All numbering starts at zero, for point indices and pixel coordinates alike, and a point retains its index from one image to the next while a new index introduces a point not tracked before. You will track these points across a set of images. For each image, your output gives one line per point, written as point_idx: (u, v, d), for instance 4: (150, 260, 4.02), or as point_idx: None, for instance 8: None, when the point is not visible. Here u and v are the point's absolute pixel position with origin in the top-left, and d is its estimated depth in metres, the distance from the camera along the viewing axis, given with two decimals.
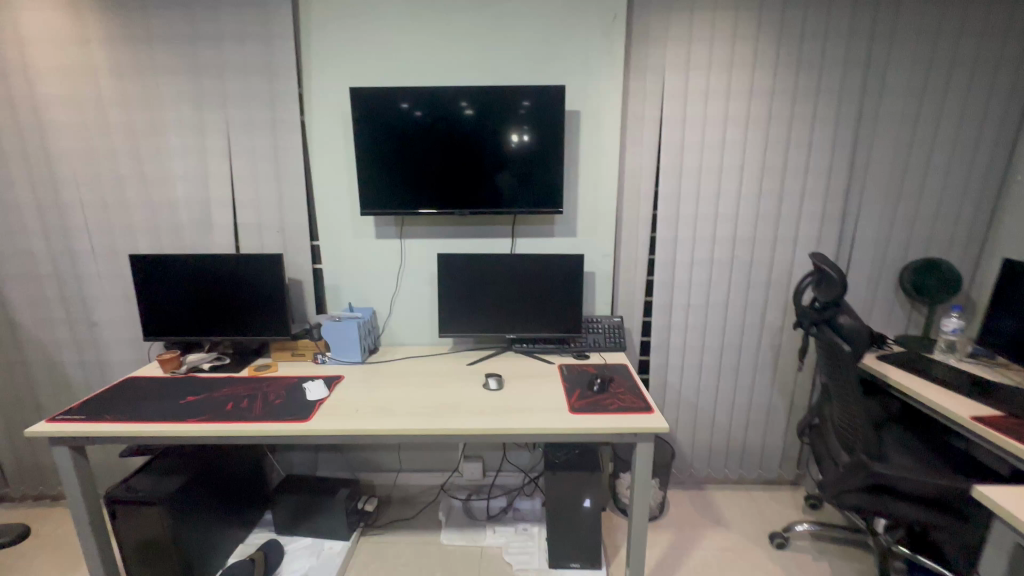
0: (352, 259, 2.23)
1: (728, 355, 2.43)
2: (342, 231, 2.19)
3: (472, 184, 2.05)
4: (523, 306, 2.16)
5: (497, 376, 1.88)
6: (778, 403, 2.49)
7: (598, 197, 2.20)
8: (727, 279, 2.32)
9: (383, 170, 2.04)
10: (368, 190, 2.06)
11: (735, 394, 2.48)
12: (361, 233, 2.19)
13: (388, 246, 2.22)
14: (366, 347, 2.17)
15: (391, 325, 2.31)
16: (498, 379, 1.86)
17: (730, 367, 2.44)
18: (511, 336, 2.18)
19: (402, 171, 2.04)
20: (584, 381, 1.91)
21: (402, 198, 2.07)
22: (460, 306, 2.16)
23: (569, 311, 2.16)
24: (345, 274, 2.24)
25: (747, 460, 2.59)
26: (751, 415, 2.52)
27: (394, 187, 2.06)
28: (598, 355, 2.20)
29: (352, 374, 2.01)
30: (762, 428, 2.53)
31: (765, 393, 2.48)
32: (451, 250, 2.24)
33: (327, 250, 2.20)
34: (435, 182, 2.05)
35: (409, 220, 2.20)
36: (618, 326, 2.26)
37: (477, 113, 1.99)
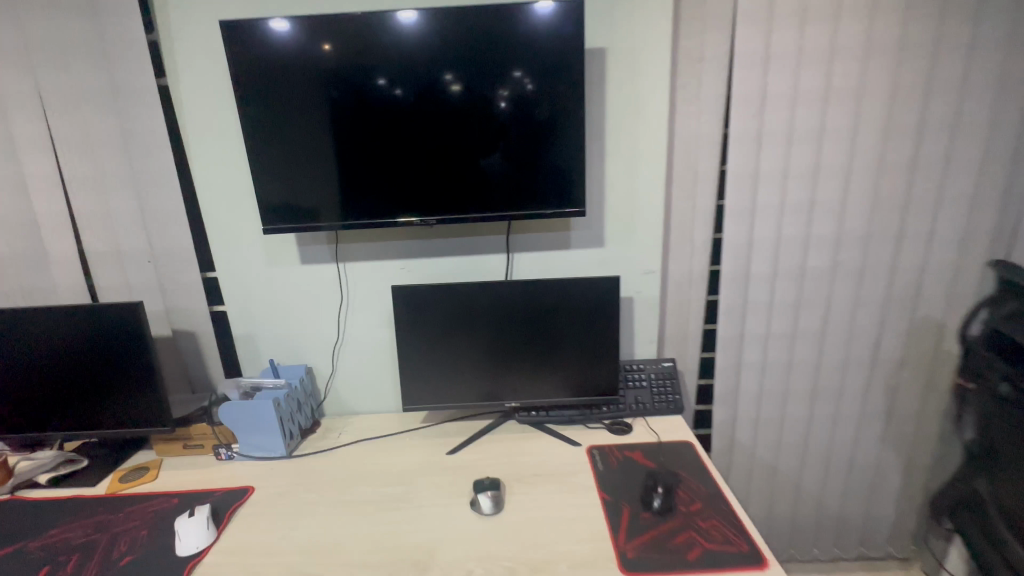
0: (272, 297, 1.50)
1: (824, 405, 1.69)
2: (250, 257, 1.45)
3: (441, 179, 1.32)
4: (532, 358, 1.43)
5: (493, 488, 1.16)
6: (892, 466, 1.76)
7: (638, 185, 1.45)
8: (827, 297, 1.57)
9: (299, 163, 1.30)
10: (280, 195, 1.32)
11: (833, 456, 1.76)
12: (277, 258, 1.46)
13: (320, 276, 1.49)
14: (297, 430, 1.44)
15: (336, 388, 1.59)
16: (494, 494, 1.15)
17: (827, 420, 1.71)
18: (515, 403, 1.46)
19: (331, 163, 1.30)
20: (634, 487, 1.19)
21: (334, 206, 1.32)
22: (435, 362, 1.44)
23: (601, 363, 1.43)
24: (263, 319, 1.52)
25: (847, 540, 1.87)
26: (853, 480, 1.79)
27: (320, 188, 1.31)
28: (645, 423, 1.47)
29: (269, 485, 1.29)
30: (869, 497, 1.81)
31: (874, 450, 1.75)
32: (418, 278, 1.50)
33: (232, 286, 1.47)
34: (401, 177, 1.31)
35: (348, 235, 1.45)
36: (670, 376, 1.53)
37: (469, 68, 1.24)
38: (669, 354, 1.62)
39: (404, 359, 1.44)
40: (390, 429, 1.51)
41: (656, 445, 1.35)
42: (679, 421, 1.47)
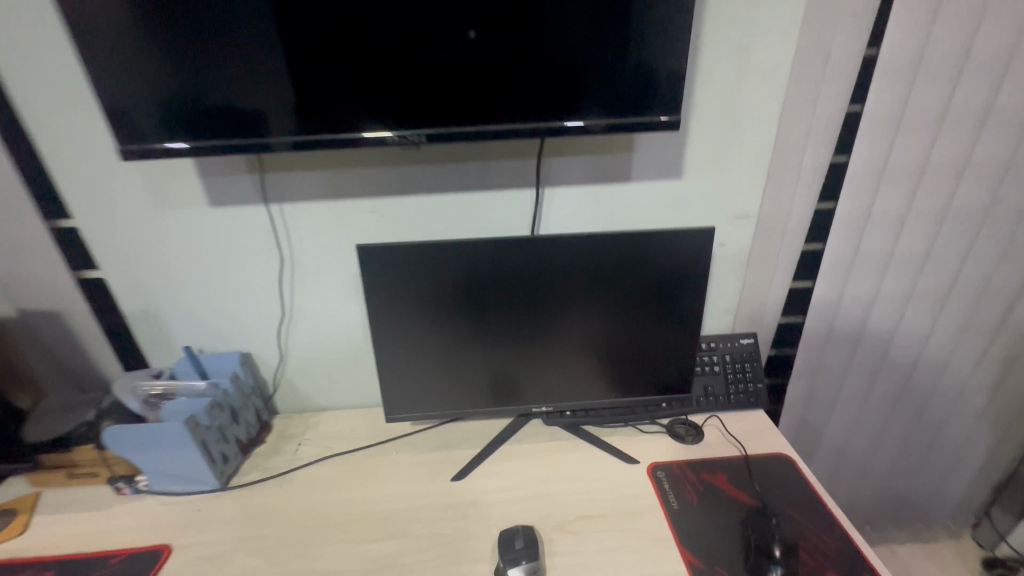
0: (177, 259, 0.99)
1: (923, 380, 1.34)
2: (133, 195, 0.92)
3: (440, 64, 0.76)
4: (572, 345, 1.01)
5: (528, 558, 0.79)
6: (980, 443, 1.48)
7: (738, 80, 0.93)
8: (967, 248, 1.15)
9: (167, 25, 0.70)
10: (153, 88, 0.73)
11: (915, 438, 1.45)
12: (175, 200, 0.94)
13: (247, 228, 0.98)
14: (234, 451, 1.02)
15: (291, 380, 1.15)
16: (530, 568, 0.78)
17: (920, 398, 1.38)
18: (544, 403, 1.05)
19: (245, 32, 0.72)
20: (731, 543, 0.84)
21: (258, 111, 0.77)
22: (429, 354, 0.99)
23: (670, 349, 1.02)
24: (168, 291, 1.02)
25: (903, 518, 1.65)
26: (932, 459, 1.51)
27: (228, 79, 0.74)
28: (719, 423, 1.09)
29: (196, 543, 0.89)
30: (942, 476, 1.55)
31: (965, 428, 1.45)
32: (397, 228, 1.00)
33: (110, 245, 0.96)
34: (354, 65, 0.75)
35: (286, 164, 0.93)
36: (750, 359, 1.13)
37: None
38: (743, 325, 1.21)
39: (383, 350, 0.98)
40: (369, 438, 1.10)
41: (742, 464, 0.99)
42: (762, 421, 1.09)
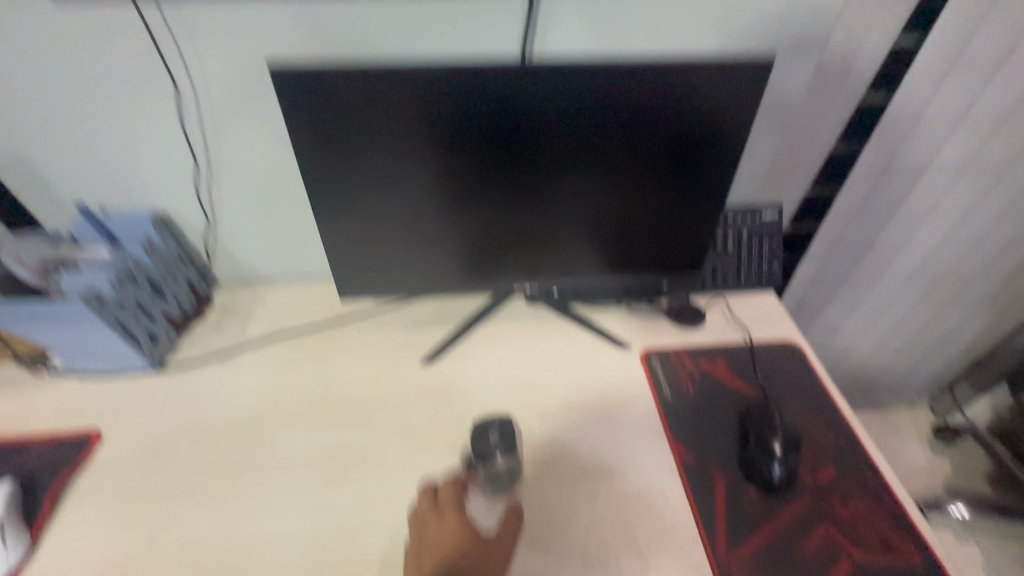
0: (43, 81, 0.74)
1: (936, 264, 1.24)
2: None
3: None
4: (567, 213, 0.83)
5: (502, 453, 0.68)
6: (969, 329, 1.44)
7: None
8: None
9: None
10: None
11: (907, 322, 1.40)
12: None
13: (128, 39, 0.71)
14: (164, 328, 0.88)
15: (228, 248, 0.97)
16: (505, 463, 0.68)
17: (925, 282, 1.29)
18: (528, 281, 0.90)
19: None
20: (726, 436, 0.77)
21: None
22: (389, 221, 0.81)
23: (683, 222, 0.86)
24: (43, 128, 0.79)
25: (873, 395, 1.68)
26: (926, 341, 1.47)
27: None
28: (724, 307, 0.97)
29: (132, 429, 0.79)
30: (928, 355, 1.54)
31: (970, 311, 1.37)
32: (339, 48, 0.74)
33: None
34: None
35: None
36: (771, 236, 0.96)
37: None
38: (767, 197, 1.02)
39: (333, 214, 0.79)
40: (325, 317, 0.96)
41: (746, 353, 0.88)
42: (771, 304, 0.98)
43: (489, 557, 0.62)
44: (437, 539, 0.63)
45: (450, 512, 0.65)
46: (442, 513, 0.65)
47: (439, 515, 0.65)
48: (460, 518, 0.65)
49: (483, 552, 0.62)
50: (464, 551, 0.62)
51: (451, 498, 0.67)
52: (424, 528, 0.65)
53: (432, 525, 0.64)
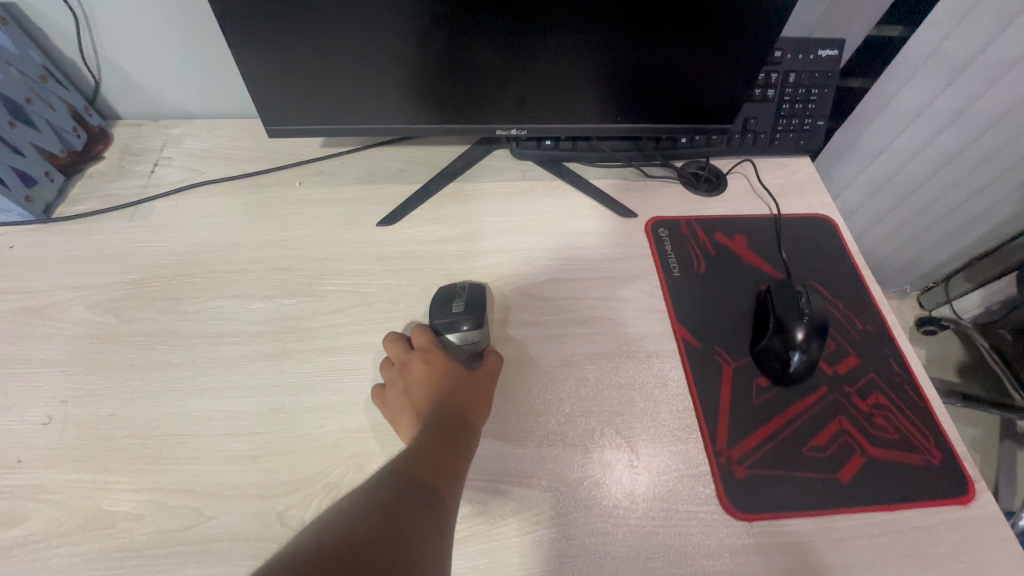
0: None
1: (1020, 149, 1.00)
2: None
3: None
4: (573, 21, 0.59)
5: (468, 325, 0.59)
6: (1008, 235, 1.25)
7: None
8: None
9: None
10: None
11: (946, 219, 1.22)
12: None
13: None
14: (43, 168, 0.68)
15: (118, 64, 0.73)
16: (471, 337, 0.59)
17: (993, 174, 1.07)
18: (512, 125, 0.70)
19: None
20: (739, 320, 0.65)
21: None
22: (318, 23, 0.57)
23: (723, 49, 0.64)
24: None
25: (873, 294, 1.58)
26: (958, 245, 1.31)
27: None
28: (751, 171, 0.81)
29: (15, 291, 0.63)
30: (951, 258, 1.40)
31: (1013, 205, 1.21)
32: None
33: None
34: None
35: None
36: (823, 82, 0.76)
37: None
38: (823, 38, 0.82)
39: (240, 6, 0.55)
40: (258, 164, 0.77)
41: (770, 227, 0.74)
42: (805, 171, 0.81)
43: (483, 382, 0.57)
44: (423, 378, 0.55)
45: (430, 352, 0.57)
46: (421, 355, 0.58)
47: (418, 355, 0.57)
48: (443, 355, 0.58)
49: (477, 380, 0.56)
50: (457, 382, 0.55)
51: (428, 341, 0.59)
52: (403, 372, 0.57)
53: (411, 367, 0.57)
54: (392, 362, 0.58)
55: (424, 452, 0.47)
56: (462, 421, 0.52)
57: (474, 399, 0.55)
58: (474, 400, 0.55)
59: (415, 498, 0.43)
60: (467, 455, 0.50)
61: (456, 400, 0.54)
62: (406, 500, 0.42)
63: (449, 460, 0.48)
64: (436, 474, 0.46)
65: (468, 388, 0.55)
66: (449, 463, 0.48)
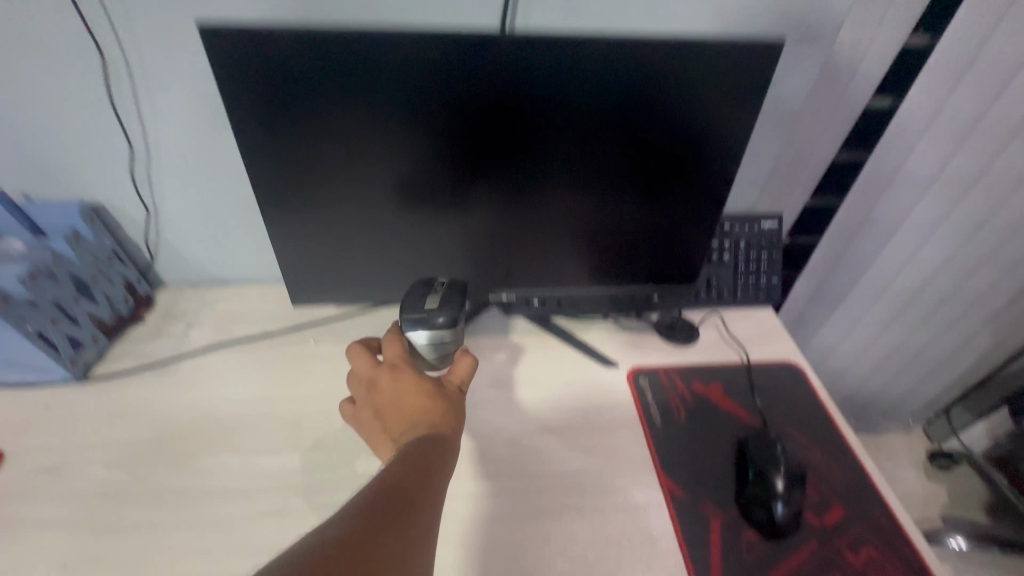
0: None
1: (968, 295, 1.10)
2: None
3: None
4: (551, 221, 0.74)
5: (438, 320, 0.67)
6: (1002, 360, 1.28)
7: None
8: None
9: None
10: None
11: (924, 353, 1.28)
12: None
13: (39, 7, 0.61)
14: (90, 333, 0.77)
15: (170, 244, 0.86)
16: (440, 333, 0.67)
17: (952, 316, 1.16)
18: (504, 289, 0.81)
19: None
20: (724, 470, 0.68)
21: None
22: (346, 218, 0.71)
23: (678, 228, 0.77)
24: None
25: (876, 430, 1.56)
26: (941, 378, 1.35)
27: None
28: (720, 322, 0.90)
29: (43, 448, 0.68)
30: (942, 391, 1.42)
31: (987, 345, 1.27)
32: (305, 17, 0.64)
33: None
34: None
35: None
36: (769, 246, 0.89)
37: None
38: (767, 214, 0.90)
39: (288, 213, 0.70)
40: (279, 325, 0.86)
41: (743, 374, 0.80)
42: (770, 321, 0.90)
43: (455, 397, 0.60)
44: (392, 395, 0.59)
45: (397, 367, 0.61)
46: (388, 369, 0.61)
47: (384, 369, 0.60)
48: (410, 368, 0.61)
49: (447, 391, 0.60)
50: (427, 395, 0.58)
51: (396, 355, 0.63)
52: (373, 389, 0.61)
53: (381, 382, 0.60)
54: (362, 376, 0.63)
55: (402, 471, 0.49)
56: (439, 439, 0.54)
57: (446, 411, 0.58)
58: (447, 415, 0.58)
59: (392, 530, 0.44)
60: (445, 473, 0.52)
61: (427, 415, 0.57)
62: (381, 523, 0.44)
63: (428, 476, 0.50)
64: (415, 491, 0.48)
65: (443, 406, 0.58)
66: (428, 484, 0.49)
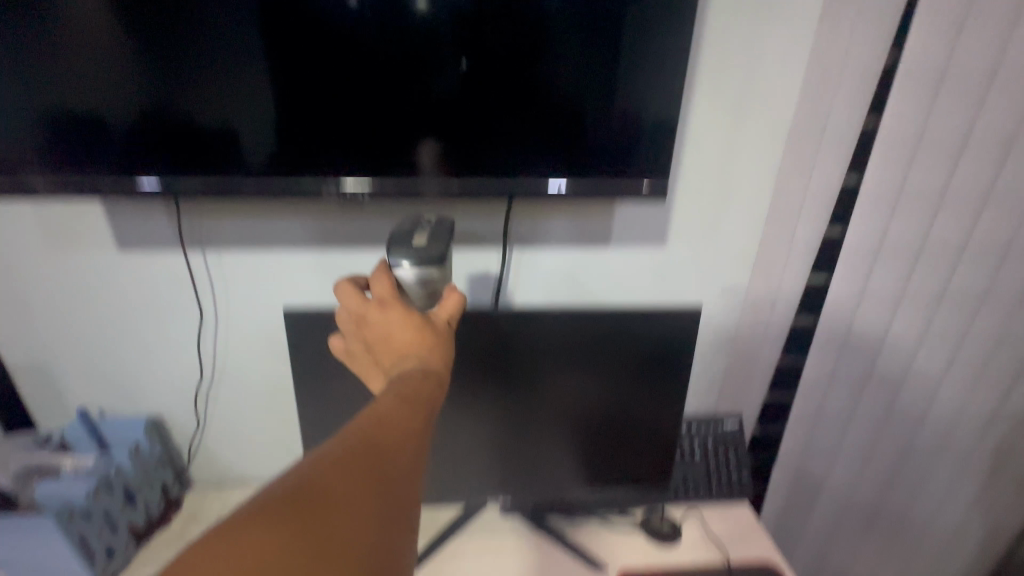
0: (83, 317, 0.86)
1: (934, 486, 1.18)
2: (36, 226, 0.78)
3: (383, 93, 0.67)
4: (541, 430, 0.87)
5: (425, 261, 0.59)
6: (1005, 546, 1.30)
7: (728, 130, 0.83)
8: (961, 334, 1.05)
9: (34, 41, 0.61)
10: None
11: (923, 547, 1.27)
12: (75, 258, 0.81)
13: (159, 286, 0.84)
14: (124, 540, 0.85)
15: (207, 449, 0.98)
16: (428, 272, 0.59)
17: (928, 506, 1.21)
18: (500, 491, 0.91)
19: (98, 36, 0.62)
20: None
21: (112, 121, 0.66)
22: None
23: (651, 436, 0.90)
24: (69, 351, 0.88)
25: None
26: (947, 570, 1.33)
27: (70, 66, 0.63)
28: (699, 520, 0.97)
29: None
30: None
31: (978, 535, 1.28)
32: None
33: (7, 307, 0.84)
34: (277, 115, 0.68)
35: (207, 214, 0.79)
36: (734, 445, 1.00)
37: None
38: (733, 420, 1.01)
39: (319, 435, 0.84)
40: None
41: None
42: (746, 520, 0.97)
43: (444, 334, 0.53)
44: (385, 326, 0.52)
45: (386, 297, 0.53)
46: (378, 301, 0.53)
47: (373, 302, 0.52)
48: (399, 300, 0.53)
49: (439, 326, 0.52)
50: (420, 329, 0.51)
51: (385, 284, 0.54)
52: (364, 317, 0.53)
53: (372, 311, 0.53)
54: (350, 305, 0.55)
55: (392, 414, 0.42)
56: (435, 379, 0.48)
57: (439, 348, 0.51)
58: (440, 352, 0.51)
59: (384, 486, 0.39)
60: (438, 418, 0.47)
61: (420, 354, 0.50)
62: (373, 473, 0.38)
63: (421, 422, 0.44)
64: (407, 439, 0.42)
65: (438, 344, 0.51)
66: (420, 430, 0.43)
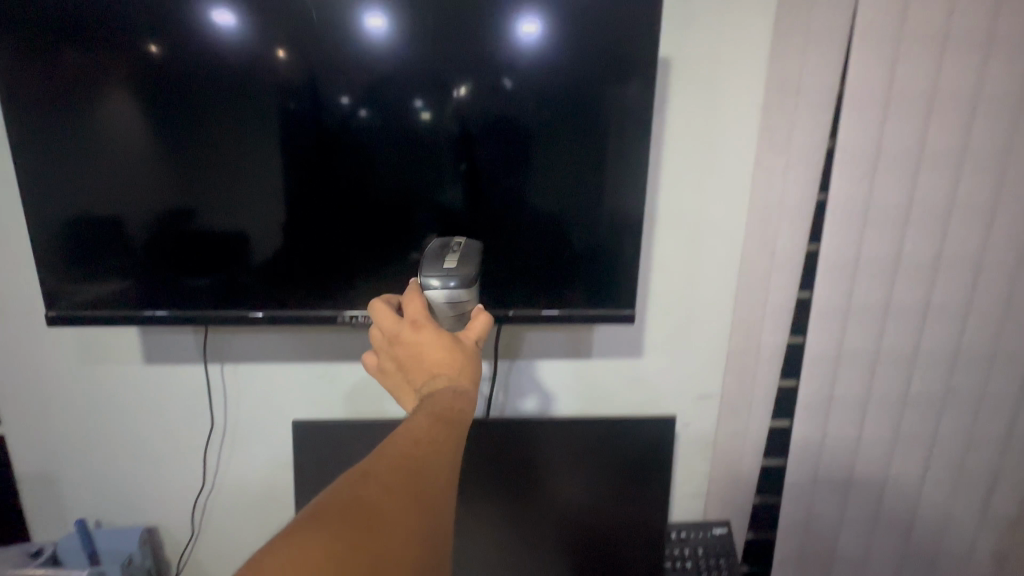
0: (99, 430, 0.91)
1: None
2: (69, 344, 0.87)
3: (394, 215, 0.80)
4: (533, 537, 0.91)
5: (455, 283, 0.64)
6: None
7: (688, 259, 0.97)
8: (927, 440, 1.10)
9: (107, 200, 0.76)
10: (41, 237, 0.75)
11: None
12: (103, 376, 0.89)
13: (176, 399, 0.90)
14: None
15: (197, 562, 0.98)
16: (457, 295, 0.65)
17: None
18: None
19: (154, 190, 0.75)
20: None
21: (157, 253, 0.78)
22: None
23: (639, 541, 0.93)
24: (79, 465, 0.92)
25: None
26: None
27: (123, 213, 0.76)
28: None
29: None
30: None
31: None
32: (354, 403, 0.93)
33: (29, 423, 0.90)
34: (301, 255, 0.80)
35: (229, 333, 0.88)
36: (724, 552, 0.99)
37: (387, 117, 0.75)
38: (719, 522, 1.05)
39: None
40: None
41: None
42: None
43: (474, 354, 0.60)
44: (417, 347, 0.58)
45: (419, 323, 0.60)
46: (411, 324, 0.60)
47: (406, 326, 0.59)
48: (429, 325, 0.59)
49: (465, 349, 0.59)
50: (447, 352, 0.58)
51: (417, 311, 0.61)
52: (396, 340, 0.60)
53: (405, 335, 0.59)
54: (384, 329, 0.62)
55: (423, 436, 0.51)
56: (461, 400, 0.55)
57: (465, 369, 0.58)
58: (465, 370, 0.58)
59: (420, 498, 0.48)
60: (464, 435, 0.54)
61: (446, 375, 0.56)
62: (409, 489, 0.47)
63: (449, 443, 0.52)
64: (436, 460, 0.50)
65: (465, 363, 0.58)
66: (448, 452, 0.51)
